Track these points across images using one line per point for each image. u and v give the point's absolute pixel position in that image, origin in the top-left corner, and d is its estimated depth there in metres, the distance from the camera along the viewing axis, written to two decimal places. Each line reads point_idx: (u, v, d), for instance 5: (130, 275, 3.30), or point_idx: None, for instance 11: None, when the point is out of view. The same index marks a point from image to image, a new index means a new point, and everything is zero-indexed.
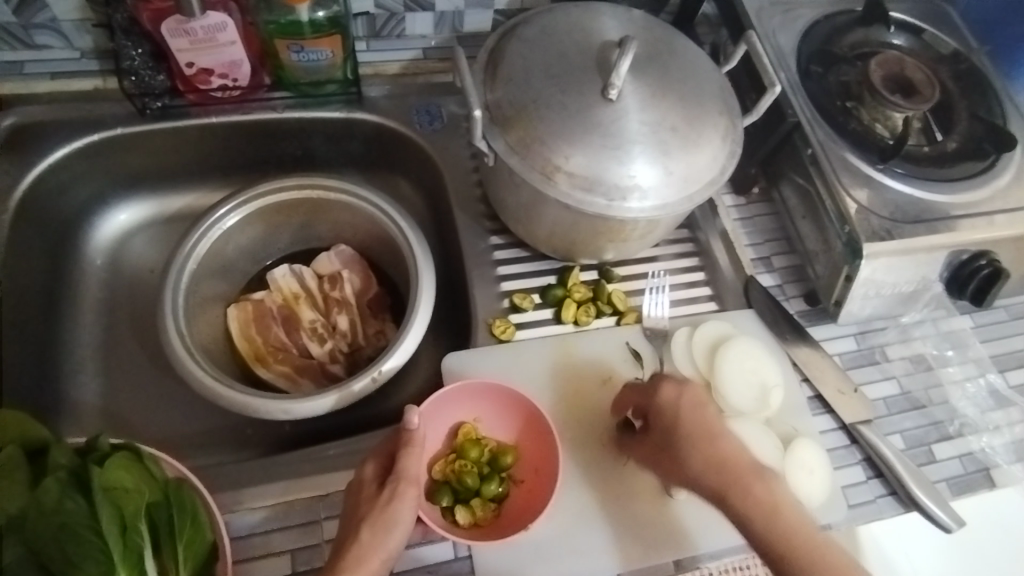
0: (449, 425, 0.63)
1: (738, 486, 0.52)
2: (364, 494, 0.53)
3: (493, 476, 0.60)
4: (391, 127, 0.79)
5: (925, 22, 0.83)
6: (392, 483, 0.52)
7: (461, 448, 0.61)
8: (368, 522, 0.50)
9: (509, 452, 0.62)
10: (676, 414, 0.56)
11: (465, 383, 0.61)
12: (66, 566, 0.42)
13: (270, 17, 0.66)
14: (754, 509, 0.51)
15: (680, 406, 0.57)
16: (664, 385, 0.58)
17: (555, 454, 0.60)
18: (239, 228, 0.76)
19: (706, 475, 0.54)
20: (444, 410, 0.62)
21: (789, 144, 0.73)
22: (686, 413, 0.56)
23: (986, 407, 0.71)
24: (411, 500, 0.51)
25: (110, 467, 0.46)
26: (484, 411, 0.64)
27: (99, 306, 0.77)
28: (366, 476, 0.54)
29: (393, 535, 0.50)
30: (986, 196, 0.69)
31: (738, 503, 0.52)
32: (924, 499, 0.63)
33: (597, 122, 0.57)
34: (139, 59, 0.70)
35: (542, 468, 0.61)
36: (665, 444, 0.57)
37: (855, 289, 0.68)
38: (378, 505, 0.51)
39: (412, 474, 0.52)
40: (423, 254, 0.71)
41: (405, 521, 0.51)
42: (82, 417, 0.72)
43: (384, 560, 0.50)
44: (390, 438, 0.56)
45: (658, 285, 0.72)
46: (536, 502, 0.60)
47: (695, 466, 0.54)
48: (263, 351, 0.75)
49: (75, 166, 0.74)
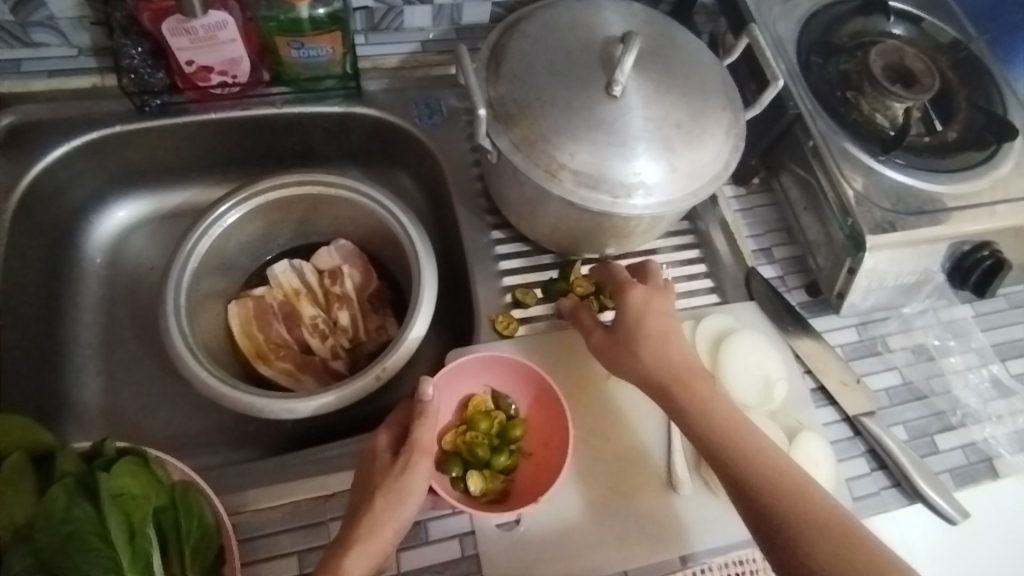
0: (460, 398, 0.65)
1: (680, 386, 0.56)
2: (377, 464, 0.54)
3: (503, 449, 0.62)
4: (391, 121, 0.78)
5: (925, 10, 0.82)
6: (405, 454, 0.54)
7: (471, 420, 0.63)
8: (383, 492, 0.52)
9: (518, 426, 0.63)
10: (646, 318, 0.59)
11: (477, 355, 0.62)
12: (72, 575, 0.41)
13: (270, 14, 0.65)
14: (692, 408, 0.55)
15: (645, 312, 0.59)
16: (635, 287, 0.61)
17: (565, 426, 0.61)
18: (241, 225, 0.76)
19: (657, 370, 0.57)
20: (456, 381, 0.64)
21: (789, 136, 0.73)
22: (644, 322, 0.59)
23: (988, 397, 0.71)
24: (424, 471, 0.53)
25: (117, 472, 0.46)
26: (497, 382, 0.65)
27: (100, 304, 0.77)
28: (379, 446, 0.55)
29: (406, 504, 0.52)
30: (986, 187, 0.69)
31: (680, 400, 0.55)
32: (928, 491, 0.64)
33: (601, 119, 0.57)
34: (139, 57, 0.69)
35: (551, 441, 0.63)
36: (627, 338, 0.59)
37: (858, 281, 0.68)
38: (392, 475, 0.53)
39: (425, 446, 0.54)
40: (426, 252, 0.70)
41: (418, 492, 0.52)
42: (85, 418, 0.71)
43: (396, 529, 0.51)
44: (404, 408, 0.57)
45: (662, 277, 0.74)
46: (545, 474, 0.61)
47: (651, 360, 0.57)
48: (265, 348, 0.75)
49: (74, 165, 0.73)
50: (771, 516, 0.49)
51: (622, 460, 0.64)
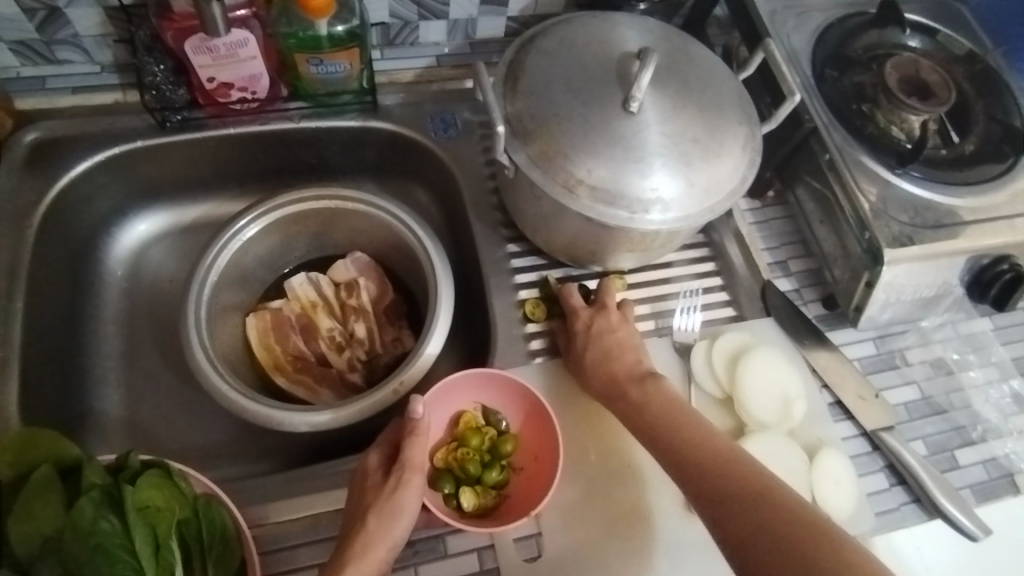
0: (449, 416, 0.65)
1: (619, 391, 0.62)
2: (368, 484, 0.54)
3: (494, 464, 0.62)
4: (406, 135, 0.79)
5: (939, 22, 0.82)
6: (397, 472, 0.54)
7: (463, 437, 0.63)
8: (375, 510, 0.52)
9: (509, 441, 0.63)
10: (591, 334, 0.65)
11: (463, 374, 0.63)
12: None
13: (290, 31, 0.66)
14: (628, 407, 0.60)
15: (591, 327, 0.65)
16: (581, 312, 0.67)
17: (557, 441, 0.61)
18: (259, 238, 0.76)
19: (597, 379, 0.63)
20: (446, 399, 0.64)
21: (805, 149, 0.73)
22: (591, 339, 0.65)
23: (1009, 412, 0.71)
24: (416, 488, 0.53)
25: (143, 485, 0.46)
26: (486, 398, 0.65)
27: (120, 317, 0.78)
28: (371, 465, 0.56)
29: (399, 522, 0.52)
30: (1005, 200, 0.69)
31: (619, 401, 0.61)
32: (948, 506, 0.63)
33: (619, 135, 0.57)
34: (161, 74, 0.71)
35: (542, 455, 0.63)
36: (579, 352, 0.65)
37: (876, 294, 0.67)
38: (384, 493, 0.53)
39: (416, 463, 0.54)
40: (443, 265, 0.71)
41: (409, 510, 0.52)
42: (106, 429, 0.72)
43: (390, 547, 0.51)
44: (394, 428, 0.58)
45: (691, 289, 0.74)
46: (536, 488, 0.62)
47: (594, 369, 0.63)
48: (282, 360, 0.75)
49: (97, 179, 0.75)
50: (704, 486, 0.52)
51: (638, 477, 0.64)
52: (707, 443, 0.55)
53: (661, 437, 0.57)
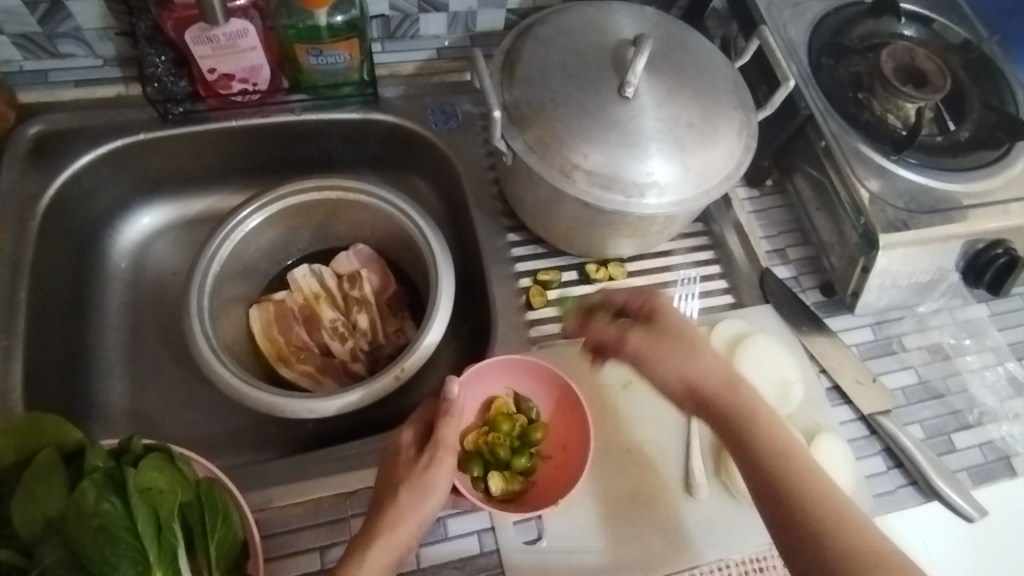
0: (482, 400, 0.65)
1: (729, 379, 0.53)
2: (402, 459, 0.55)
3: (523, 451, 0.62)
4: (407, 127, 0.80)
5: (936, 12, 0.83)
6: (430, 450, 0.54)
7: (494, 421, 0.63)
8: (406, 486, 0.52)
9: (539, 429, 0.63)
10: (685, 321, 0.57)
11: (495, 359, 0.64)
12: (101, 566, 0.42)
13: (289, 22, 0.67)
14: (745, 399, 0.52)
15: (684, 317, 0.58)
16: (654, 300, 0.59)
17: (587, 429, 0.62)
18: (261, 229, 0.77)
19: (708, 359, 0.54)
20: (479, 383, 0.65)
21: (802, 137, 0.73)
22: (688, 325, 0.57)
23: (1005, 396, 0.71)
24: (447, 467, 0.54)
25: (143, 468, 0.46)
26: (518, 384, 0.66)
27: (124, 309, 0.79)
28: (403, 441, 0.56)
29: (430, 500, 0.52)
30: (1000, 185, 0.69)
31: (731, 390, 0.52)
32: (946, 489, 0.64)
33: (614, 121, 0.58)
34: (162, 66, 0.72)
35: (571, 445, 0.63)
36: (660, 330, 0.56)
37: (872, 280, 0.68)
38: (416, 471, 0.53)
39: (449, 442, 0.54)
40: (443, 254, 0.72)
41: (441, 488, 0.53)
42: (110, 418, 0.73)
43: (419, 523, 0.52)
44: (427, 407, 0.58)
45: (688, 277, 0.75)
46: (562, 477, 0.62)
47: (697, 352, 0.54)
48: (286, 351, 0.76)
49: (99, 172, 0.76)
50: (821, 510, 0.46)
51: (641, 462, 0.64)
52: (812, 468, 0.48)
53: (775, 456, 0.49)
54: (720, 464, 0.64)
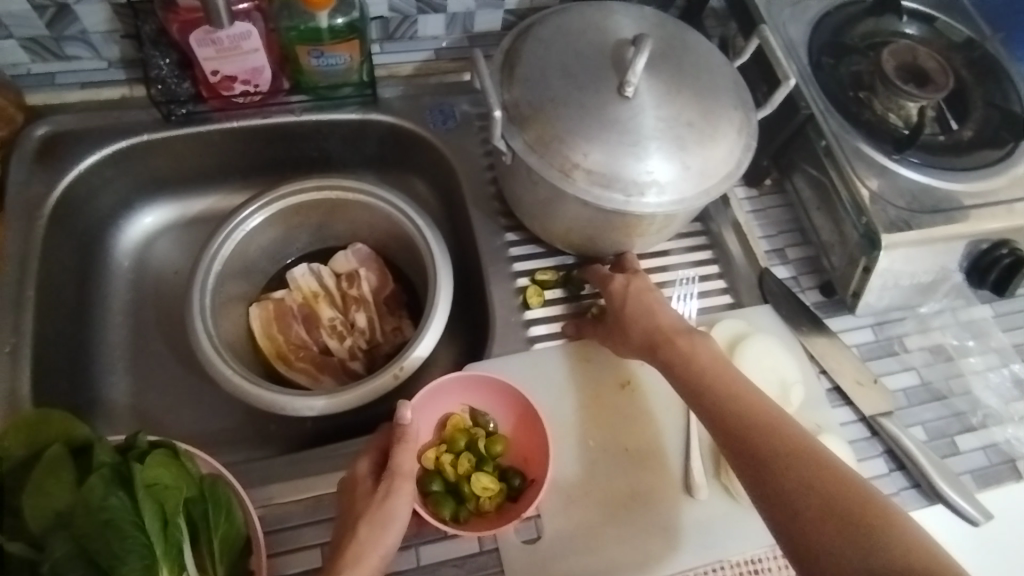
0: (437, 418, 0.65)
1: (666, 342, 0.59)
2: (359, 491, 0.54)
3: (485, 465, 0.62)
4: (406, 128, 0.80)
5: (939, 10, 0.82)
6: (387, 479, 0.53)
7: (451, 439, 0.63)
8: (366, 519, 0.51)
9: (499, 442, 0.63)
10: (628, 301, 0.63)
11: (452, 376, 0.63)
12: (111, 561, 0.41)
13: (291, 24, 0.67)
14: (676, 359, 0.57)
15: (625, 293, 0.64)
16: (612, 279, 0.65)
17: (546, 446, 0.62)
18: (262, 229, 0.78)
19: (643, 332, 0.61)
20: (432, 402, 0.64)
21: (802, 136, 0.73)
22: (637, 300, 0.63)
23: (1009, 398, 0.70)
24: (406, 495, 0.53)
25: (150, 464, 0.46)
26: (473, 400, 0.65)
27: (127, 308, 0.79)
28: (360, 472, 0.56)
29: (390, 531, 0.51)
30: (1004, 184, 0.69)
31: (666, 352, 0.58)
32: (949, 491, 0.63)
33: (614, 119, 0.58)
34: (167, 68, 0.73)
35: (532, 458, 0.64)
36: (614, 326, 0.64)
37: (873, 280, 0.68)
38: (374, 502, 0.52)
39: (406, 470, 0.54)
40: (442, 253, 0.72)
41: (401, 516, 0.52)
42: (113, 416, 0.74)
43: (382, 556, 0.50)
44: (383, 434, 0.58)
45: (687, 277, 0.74)
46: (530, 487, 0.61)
47: (635, 331, 0.61)
48: (285, 349, 0.76)
49: (105, 172, 0.76)
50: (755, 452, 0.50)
51: (641, 463, 0.64)
52: (759, 408, 0.52)
53: (713, 401, 0.54)
54: (721, 465, 0.64)
